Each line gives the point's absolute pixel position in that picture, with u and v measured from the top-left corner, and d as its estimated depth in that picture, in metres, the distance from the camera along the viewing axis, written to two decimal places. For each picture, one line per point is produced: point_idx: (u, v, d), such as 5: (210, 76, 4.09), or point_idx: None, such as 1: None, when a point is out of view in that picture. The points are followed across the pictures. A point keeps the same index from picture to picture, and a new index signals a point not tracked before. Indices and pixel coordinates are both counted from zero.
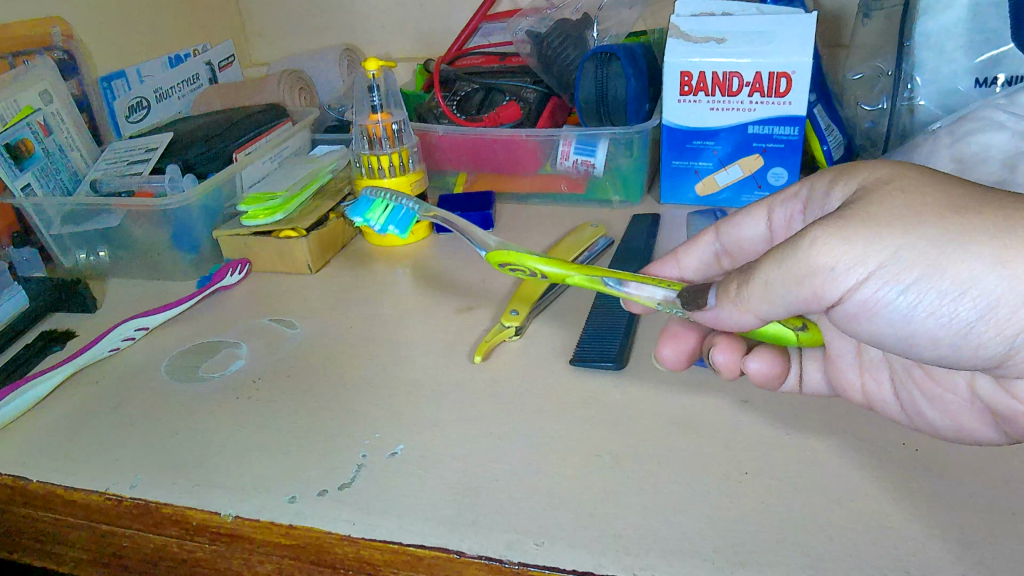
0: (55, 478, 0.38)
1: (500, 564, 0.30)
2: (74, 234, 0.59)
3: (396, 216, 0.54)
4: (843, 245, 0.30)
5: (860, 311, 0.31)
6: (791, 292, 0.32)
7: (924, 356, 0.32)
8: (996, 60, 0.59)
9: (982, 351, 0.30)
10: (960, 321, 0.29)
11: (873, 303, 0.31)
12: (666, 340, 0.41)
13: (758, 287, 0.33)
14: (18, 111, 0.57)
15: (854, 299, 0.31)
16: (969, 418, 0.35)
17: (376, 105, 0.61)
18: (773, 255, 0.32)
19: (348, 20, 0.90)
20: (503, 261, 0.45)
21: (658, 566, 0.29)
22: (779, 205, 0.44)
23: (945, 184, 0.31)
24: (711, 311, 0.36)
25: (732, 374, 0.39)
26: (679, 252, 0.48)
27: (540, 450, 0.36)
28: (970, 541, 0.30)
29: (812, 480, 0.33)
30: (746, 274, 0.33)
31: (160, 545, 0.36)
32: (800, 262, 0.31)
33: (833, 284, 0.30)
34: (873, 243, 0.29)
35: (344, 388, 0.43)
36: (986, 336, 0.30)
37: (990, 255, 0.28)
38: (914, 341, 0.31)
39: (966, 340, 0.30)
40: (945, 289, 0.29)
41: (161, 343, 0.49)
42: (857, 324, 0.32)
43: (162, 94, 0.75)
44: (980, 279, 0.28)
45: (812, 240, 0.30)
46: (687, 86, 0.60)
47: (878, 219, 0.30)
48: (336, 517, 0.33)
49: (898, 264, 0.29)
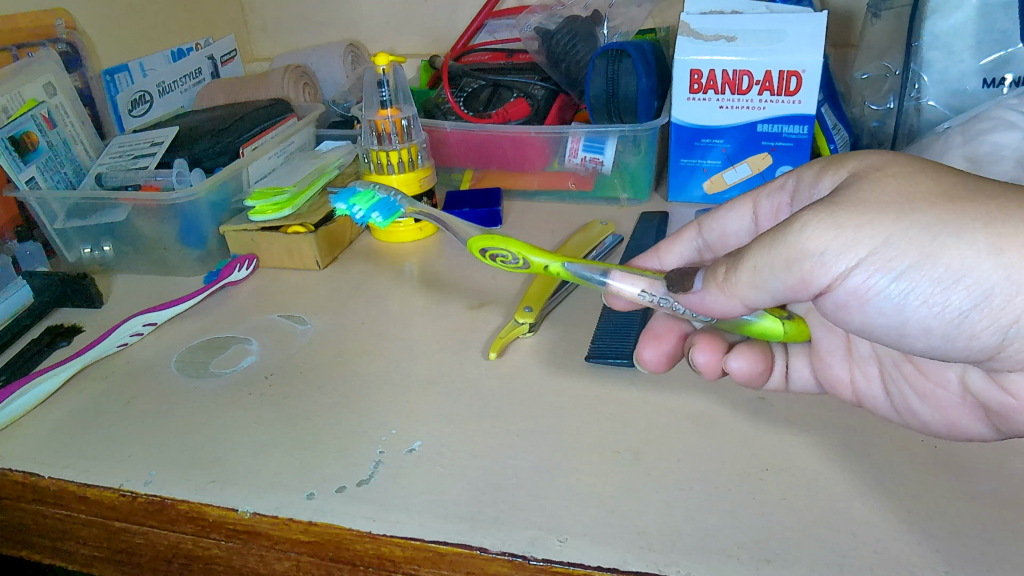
0: (67, 474, 0.37)
1: (524, 561, 0.30)
2: (79, 229, 0.58)
3: (381, 205, 0.53)
4: (833, 230, 0.30)
5: (851, 299, 0.31)
6: (779, 278, 0.31)
7: (916, 347, 0.32)
8: (1004, 61, 0.59)
9: (976, 341, 0.30)
10: (953, 310, 0.29)
11: (864, 291, 0.30)
12: (648, 341, 0.41)
13: (747, 273, 0.32)
14: (22, 104, 0.56)
15: (844, 286, 0.31)
16: (961, 413, 0.35)
17: (386, 100, 0.61)
18: (763, 240, 0.32)
19: (353, 16, 0.90)
20: (487, 246, 0.45)
21: (684, 563, 0.29)
22: (765, 198, 0.44)
23: (974, 178, 0.30)
24: (697, 294, 0.36)
25: (714, 375, 0.39)
26: (661, 248, 0.48)
27: (558, 447, 0.36)
28: (992, 538, 0.30)
29: (832, 477, 0.33)
30: (735, 258, 0.33)
31: (174, 542, 0.36)
32: (790, 247, 0.30)
33: (823, 270, 0.30)
34: (864, 228, 0.29)
35: (359, 384, 0.42)
36: (979, 326, 0.29)
37: (984, 243, 0.28)
38: (905, 331, 0.31)
39: (960, 330, 0.30)
40: (936, 277, 0.29)
41: (170, 339, 0.49)
42: (847, 313, 0.32)
43: (165, 88, 0.74)
44: (974, 267, 0.28)
45: (802, 224, 0.30)
46: (697, 84, 0.60)
47: (868, 205, 0.30)
48: (355, 514, 0.33)
49: (888, 250, 0.29)
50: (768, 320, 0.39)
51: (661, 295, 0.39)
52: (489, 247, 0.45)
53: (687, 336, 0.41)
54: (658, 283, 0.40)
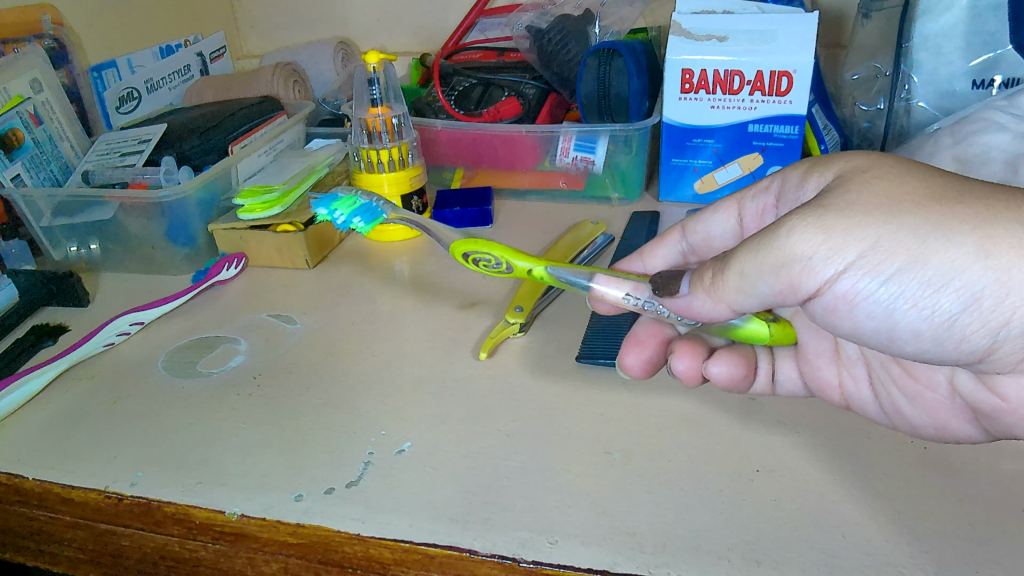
0: (52, 476, 0.37)
1: (514, 563, 0.30)
2: (65, 227, 0.57)
3: (362, 210, 0.51)
4: (821, 235, 0.30)
5: (840, 303, 0.31)
6: (768, 282, 0.31)
7: (905, 350, 0.32)
8: (993, 63, 0.60)
9: (966, 344, 0.30)
10: (943, 313, 0.29)
11: (853, 296, 0.30)
12: (630, 347, 0.40)
13: (734, 278, 0.32)
14: (8, 100, 0.56)
15: (833, 291, 0.31)
16: (950, 416, 0.35)
17: (376, 99, 0.60)
18: (751, 245, 0.32)
19: (344, 13, 0.89)
20: (469, 250, 0.44)
21: (674, 564, 0.29)
22: (749, 200, 0.44)
23: (960, 179, 0.30)
24: (684, 299, 0.36)
25: (693, 382, 0.39)
26: (644, 252, 0.48)
27: (549, 447, 0.36)
28: (981, 538, 0.30)
29: (822, 477, 0.33)
30: (722, 263, 0.33)
31: (160, 544, 0.36)
32: (778, 251, 0.30)
33: (811, 274, 0.30)
34: (852, 232, 0.29)
35: (348, 385, 0.42)
36: (969, 329, 0.29)
37: (972, 245, 0.28)
38: (895, 335, 0.31)
39: (950, 333, 0.30)
40: (925, 280, 0.29)
41: (157, 338, 0.49)
42: (837, 318, 0.32)
43: (153, 85, 0.74)
44: (963, 269, 0.28)
45: (790, 229, 0.30)
46: (688, 84, 0.60)
47: (855, 210, 0.30)
48: (344, 515, 0.33)
49: (876, 255, 0.29)
50: (755, 323, 0.39)
51: (646, 298, 0.40)
52: (470, 251, 0.44)
53: (669, 340, 0.42)
54: (643, 285, 0.40)
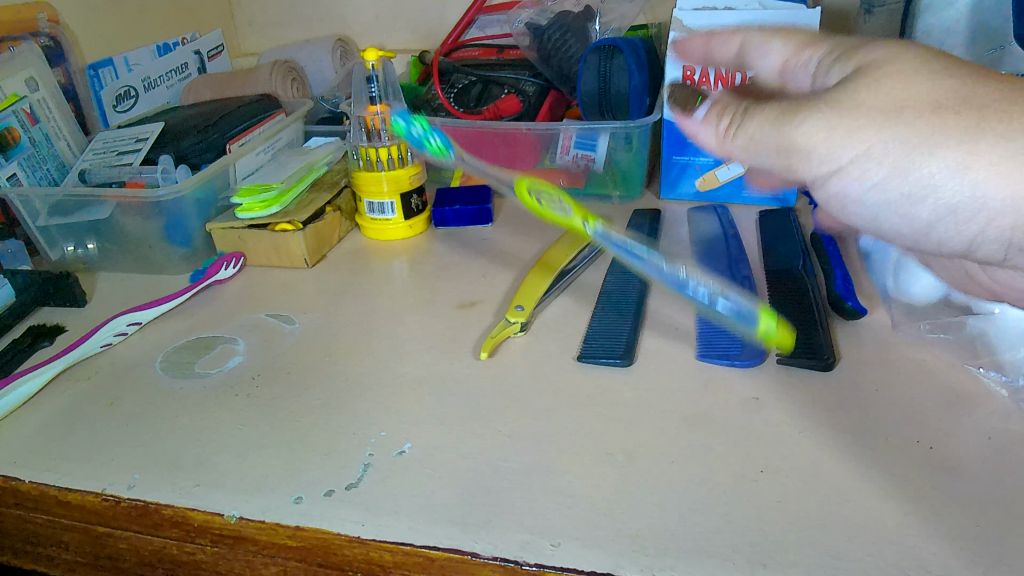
0: (47, 478, 0.37)
1: (515, 565, 0.30)
2: (62, 226, 0.57)
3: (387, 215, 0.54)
4: (826, 132, 0.30)
5: (833, 201, 0.33)
6: (776, 161, 0.32)
7: (894, 237, 0.34)
8: (997, 60, 0.59)
9: (947, 238, 0.32)
10: (918, 218, 0.32)
11: (844, 196, 0.32)
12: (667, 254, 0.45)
13: (745, 144, 0.32)
14: (4, 99, 0.55)
15: (826, 190, 0.33)
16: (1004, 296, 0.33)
17: (376, 96, 0.60)
18: (762, 120, 0.32)
19: (342, 11, 0.89)
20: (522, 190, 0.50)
21: (677, 566, 0.29)
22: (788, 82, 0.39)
23: (976, 79, 0.29)
24: (691, 128, 0.34)
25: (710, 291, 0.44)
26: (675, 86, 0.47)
27: (550, 448, 0.36)
28: (989, 540, 0.30)
29: (827, 478, 0.33)
30: (741, 109, 0.32)
31: (158, 547, 0.35)
32: (785, 138, 0.31)
33: (812, 164, 0.31)
34: (852, 133, 0.30)
35: (347, 385, 0.42)
36: (945, 231, 0.32)
37: (955, 159, 0.29)
38: (883, 226, 0.33)
39: (926, 233, 0.32)
40: (908, 186, 0.31)
41: (155, 339, 0.48)
42: (834, 208, 0.34)
43: (151, 83, 0.73)
44: (941, 185, 0.30)
45: (800, 121, 0.31)
46: (689, 80, 0.60)
47: (862, 105, 0.30)
48: (343, 518, 0.32)
49: (867, 162, 0.30)
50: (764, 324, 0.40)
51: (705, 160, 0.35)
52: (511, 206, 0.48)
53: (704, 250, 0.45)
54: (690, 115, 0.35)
